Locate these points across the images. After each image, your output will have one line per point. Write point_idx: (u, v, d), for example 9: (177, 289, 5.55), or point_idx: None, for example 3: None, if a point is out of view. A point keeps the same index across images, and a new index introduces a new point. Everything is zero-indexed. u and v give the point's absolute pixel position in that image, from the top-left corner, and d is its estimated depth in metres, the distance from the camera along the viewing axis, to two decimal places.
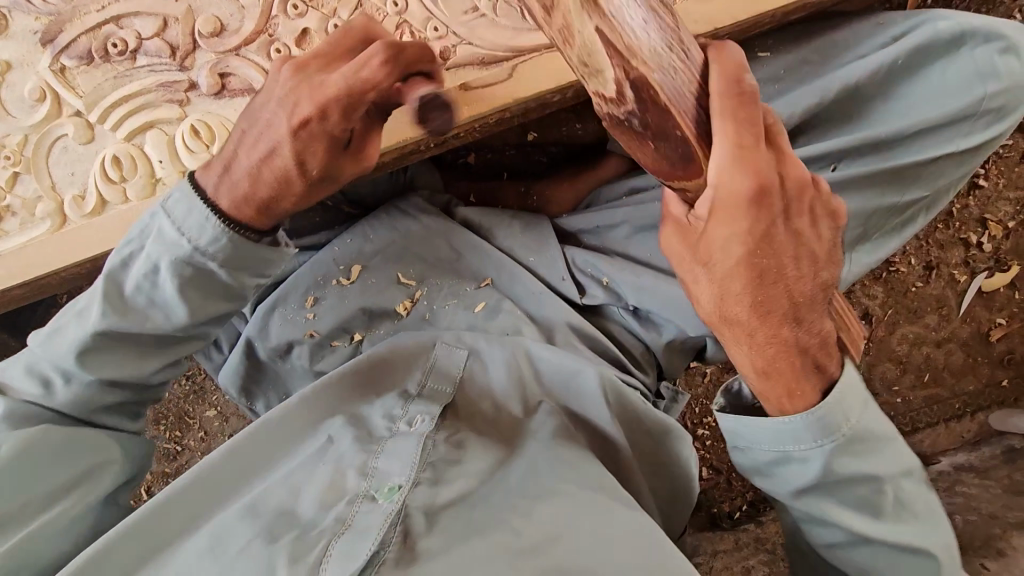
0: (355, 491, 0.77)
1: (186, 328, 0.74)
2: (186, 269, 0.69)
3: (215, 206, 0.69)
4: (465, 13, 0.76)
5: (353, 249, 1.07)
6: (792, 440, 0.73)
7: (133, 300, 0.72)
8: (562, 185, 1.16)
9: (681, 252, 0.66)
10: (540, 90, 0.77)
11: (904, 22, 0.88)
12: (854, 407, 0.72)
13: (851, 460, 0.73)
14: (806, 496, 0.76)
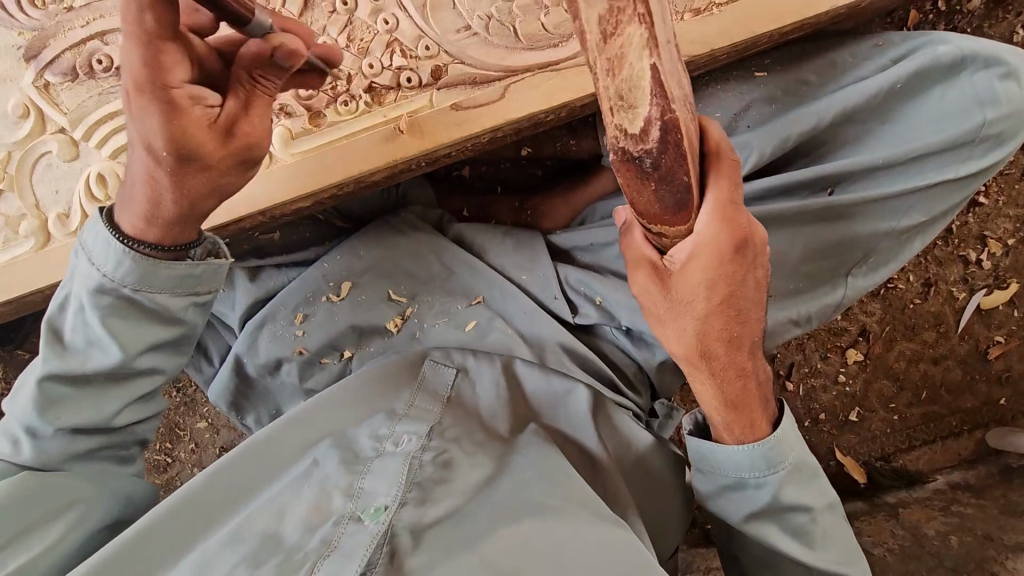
0: (341, 512, 0.74)
1: (126, 363, 0.71)
2: (108, 298, 0.69)
3: (121, 233, 0.68)
4: (457, 32, 0.75)
5: (344, 264, 1.06)
6: (744, 468, 0.74)
7: (71, 342, 0.71)
8: (557, 199, 1.14)
9: (654, 291, 0.67)
10: (532, 110, 0.76)
11: (904, 45, 0.88)
12: (793, 442, 0.76)
13: (794, 490, 0.76)
14: (754, 521, 0.77)
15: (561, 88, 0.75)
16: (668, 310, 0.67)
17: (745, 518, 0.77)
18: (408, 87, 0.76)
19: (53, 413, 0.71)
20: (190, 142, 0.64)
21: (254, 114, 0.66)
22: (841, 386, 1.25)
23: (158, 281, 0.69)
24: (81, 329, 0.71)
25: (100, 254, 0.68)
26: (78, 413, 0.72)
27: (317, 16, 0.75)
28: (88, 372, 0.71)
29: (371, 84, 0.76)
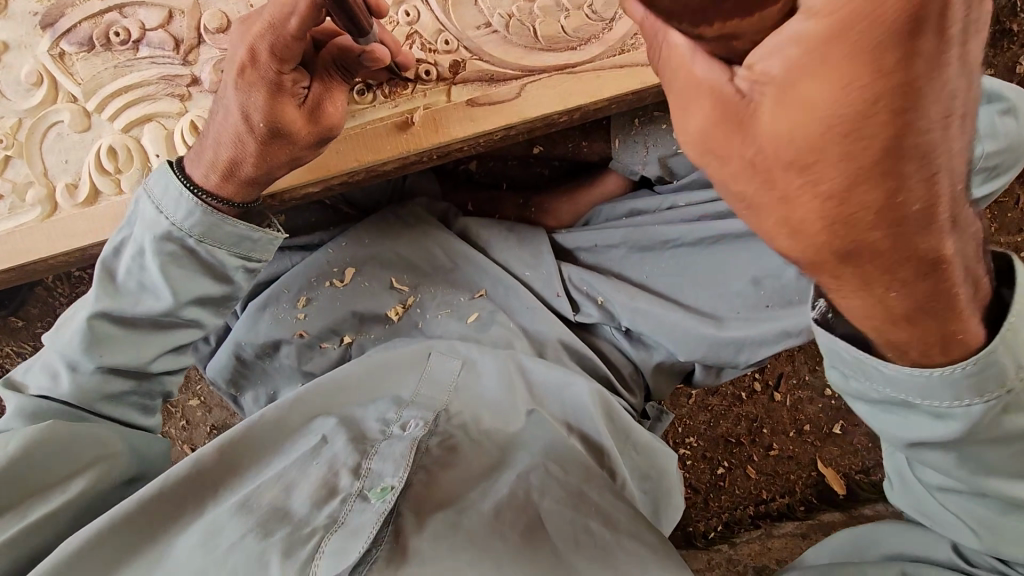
0: (348, 490, 0.75)
1: (173, 313, 0.74)
2: (170, 246, 0.70)
3: (190, 181, 0.70)
4: (477, 28, 0.75)
5: (348, 251, 1.06)
6: (926, 394, 0.54)
7: (125, 284, 0.73)
8: (561, 198, 1.15)
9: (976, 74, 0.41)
10: (547, 112, 0.76)
11: None
12: (1022, 341, 0.52)
13: (1000, 416, 0.55)
14: (919, 446, 0.60)
15: (576, 91, 0.76)
16: (856, 141, 0.35)
17: (913, 443, 0.59)
18: (426, 79, 0.76)
19: (99, 350, 0.73)
20: (285, 119, 0.66)
21: (335, 98, 0.70)
22: (828, 399, 1.28)
23: (219, 235, 0.71)
24: (140, 276, 0.72)
25: (172, 202, 0.70)
26: (124, 356, 0.75)
27: None
28: (135, 315, 0.73)
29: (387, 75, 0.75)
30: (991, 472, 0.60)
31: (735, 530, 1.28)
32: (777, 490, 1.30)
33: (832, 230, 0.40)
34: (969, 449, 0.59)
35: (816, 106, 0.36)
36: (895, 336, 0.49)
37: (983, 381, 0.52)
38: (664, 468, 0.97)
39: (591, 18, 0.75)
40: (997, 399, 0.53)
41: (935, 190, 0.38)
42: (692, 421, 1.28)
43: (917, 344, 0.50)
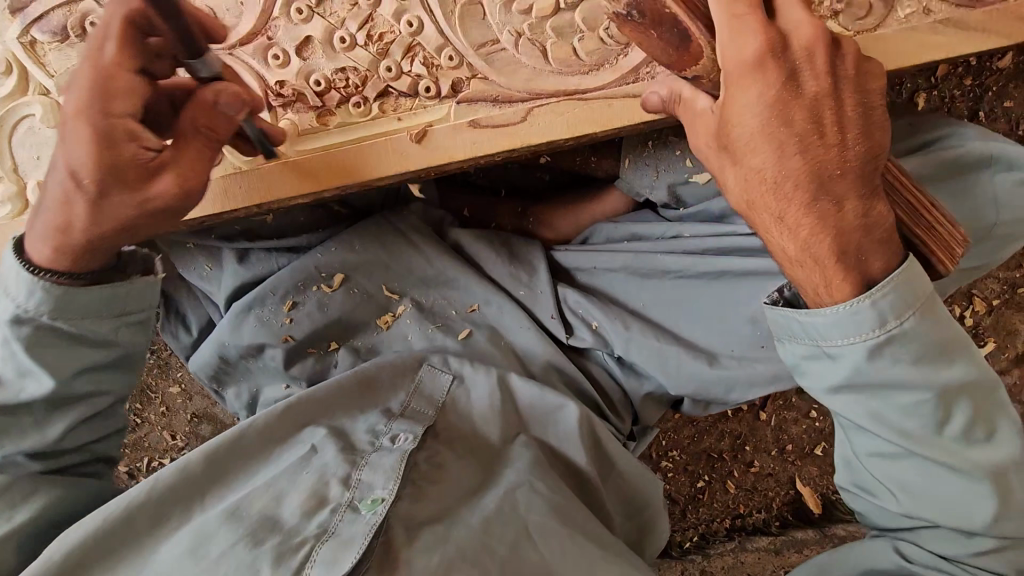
0: (338, 500, 0.75)
1: (64, 389, 0.71)
2: (25, 329, 0.68)
3: (29, 262, 0.67)
4: (484, 46, 0.70)
5: (338, 256, 1.03)
6: (837, 333, 0.66)
7: (3, 374, 0.70)
8: (561, 210, 1.12)
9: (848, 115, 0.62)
10: (551, 139, 0.72)
11: (931, 131, 0.90)
12: (909, 300, 0.65)
13: (902, 364, 0.66)
14: (840, 394, 0.70)
15: (584, 119, 0.71)
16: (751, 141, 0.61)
17: (833, 388, 0.70)
18: (427, 96, 0.72)
19: (2, 440, 0.71)
20: (105, 162, 0.62)
21: (187, 153, 0.65)
22: (813, 421, 1.28)
23: (88, 300, 0.68)
24: (12, 363, 0.69)
25: (15, 283, 0.67)
26: (26, 442, 0.72)
27: (334, 7, 0.70)
28: (24, 401, 0.71)
29: (386, 88, 0.71)
30: (894, 424, 0.70)
31: (710, 540, 1.31)
32: (754, 506, 1.32)
33: (778, 177, 0.62)
34: (872, 392, 0.69)
35: (750, 111, 0.60)
36: (817, 277, 0.66)
37: (865, 323, 0.65)
38: (649, 494, 0.97)
39: (606, 42, 0.70)
40: (891, 337, 0.65)
41: (784, 177, 0.62)
42: (676, 436, 1.28)
43: (838, 268, 0.65)
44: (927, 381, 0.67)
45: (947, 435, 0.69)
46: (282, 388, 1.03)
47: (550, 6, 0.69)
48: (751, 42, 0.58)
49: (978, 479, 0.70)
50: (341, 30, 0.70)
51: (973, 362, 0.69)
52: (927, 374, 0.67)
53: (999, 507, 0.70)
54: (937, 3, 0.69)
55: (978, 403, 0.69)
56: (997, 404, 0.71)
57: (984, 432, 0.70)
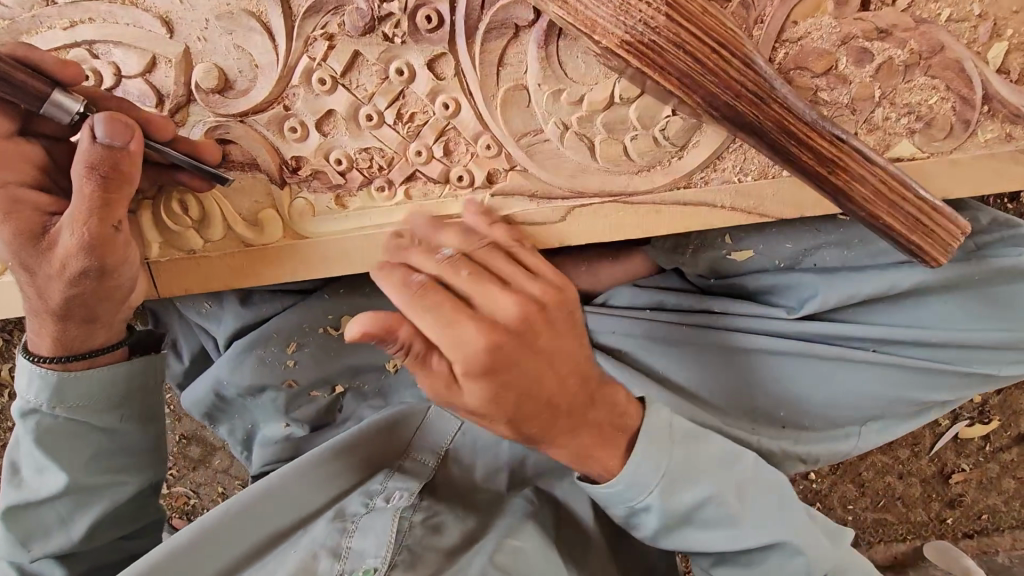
0: (327, 574, 0.71)
1: (81, 479, 0.72)
2: (46, 422, 0.71)
3: (41, 358, 0.70)
4: (527, 135, 0.63)
5: (346, 301, 0.96)
6: (630, 497, 0.66)
7: (27, 472, 0.72)
8: (579, 267, 1.00)
9: (541, 358, 0.56)
10: (589, 241, 0.67)
11: (997, 232, 0.83)
12: (666, 449, 0.67)
13: (682, 495, 0.67)
14: (664, 534, 0.70)
15: (628, 222, 0.66)
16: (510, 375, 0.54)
17: (654, 530, 0.69)
18: (458, 184, 0.65)
19: (27, 539, 0.71)
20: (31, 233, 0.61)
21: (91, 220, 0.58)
22: (809, 482, 1.26)
23: (99, 391, 0.71)
24: (29, 460, 0.71)
25: (22, 381, 0.71)
26: (46, 545, 0.71)
27: (362, 80, 0.62)
28: (43, 499, 0.71)
29: (414, 172, 0.65)
30: (700, 535, 0.69)
31: None
32: None
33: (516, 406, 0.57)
34: (682, 524, 0.69)
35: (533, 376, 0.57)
36: (588, 458, 0.65)
37: (649, 466, 0.66)
38: (652, 561, 0.91)
39: (661, 143, 0.63)
40: (662, 486, 0.66)
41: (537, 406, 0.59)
42: None
43: (607, 452, 0.65)
44: (710, 491, 0.68)
45: (747, 525, 0.69)
46: (282, 427, 0.98)
47: (604, 99, 0.61)
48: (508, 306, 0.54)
49: (802, 554, 0.69)
50: (368, 106, 0.62)
51: (724, 447, 0.70)
52: (702, 489, 0.67)
53: (810, 562, 0.70)
54: (1019, 131, 0.63)
55: (747, 484, 0.70)
56: (765, 472, 0.72)
57: (772, 505, 0.70)
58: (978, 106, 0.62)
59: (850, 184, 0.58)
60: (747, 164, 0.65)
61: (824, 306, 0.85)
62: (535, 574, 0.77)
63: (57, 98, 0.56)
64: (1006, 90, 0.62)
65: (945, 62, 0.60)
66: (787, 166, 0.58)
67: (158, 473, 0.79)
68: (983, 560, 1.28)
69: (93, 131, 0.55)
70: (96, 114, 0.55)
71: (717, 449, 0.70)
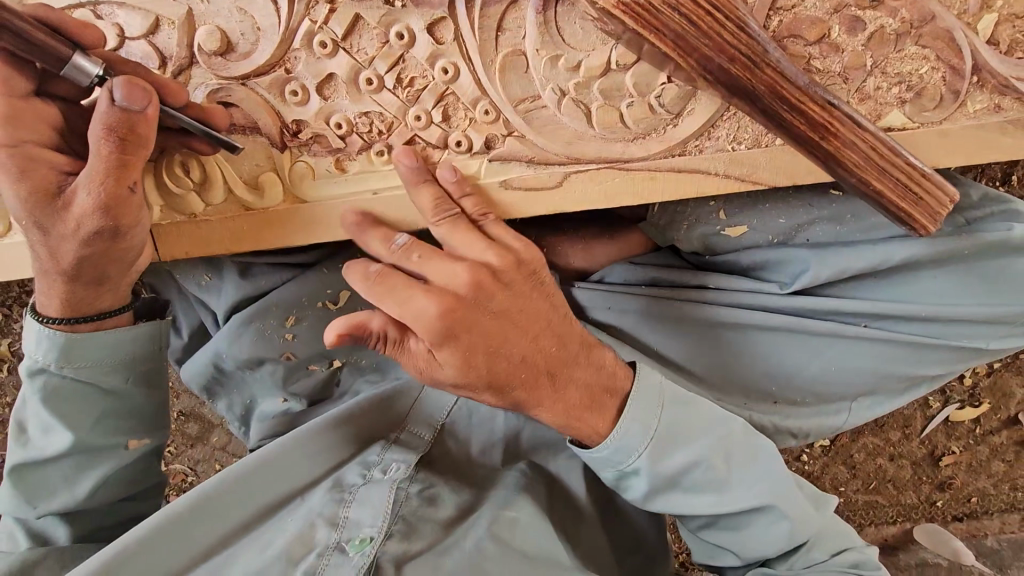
0: (325, 542, 0.72)
1: (88, 438, 0.73)
2: (53, 382, 0.72)
3: (47, 319, 0.71)
4: (525, 100, 0.64)
5: (343, 274, 0.97)
6: (621, 457, 0.68)
7: (33, 429, 0.73)
8: (576, 244, 1.01)
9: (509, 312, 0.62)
10: (584, 208, 0.68)
11: (985, 208, 0.84)
12: (653, 411, 0.69)
13: (672, 457, 0.69)
14: (654, 499, 0.71)
15: (623, 189, 0.67)
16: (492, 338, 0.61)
17: (644, 495, 0.70)
18: (455, 149, 0.66)
19: (36, 495, 0.73)
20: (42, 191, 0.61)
21: (109, 182, 0.59)
22: (801, 463, 1.28)
23: (105, 353, 0.73)
24: (35, 418, 0.72)
25: (29, 341, 0.71)
26: (52, 501, 0.73)
27: (363, 44, 0.63)
28: (51, 457, 0.73)
29: (413, 137, 0.66)
30: (691, 500, 0.70)
31: (687, 567, 1.34)
32: None
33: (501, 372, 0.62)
34: (673, 488, 0.70)
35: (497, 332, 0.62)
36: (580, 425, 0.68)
37: (638, 426, 0.68)
38: (641, 532, 0.92)
39: (656, 110, 0.64)
40: (650, 448, 0.68)
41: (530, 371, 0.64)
42: None
43: (598, 415, 0.68)
44: (699, 455, 0.69)
45: (734, 488, 0.70)
46: (280, 401, 0.99)
47: (601, 65, 0.62)
48: (460, 272, 0.60)
49: (786, 522, 0.70)
50: (368, 70, 0.63)
51: (718, 414, 0.72)
52: (690, 451, 0.69)
53: (793, 529, 0.70)
54: (1007, 102, 0.65)
55: (733, 447, 0.71)
56: (755, 440, 0.73)
57: (758, 470, 0.71)
58: (967, 76, 0.63)
59: (841, 150, 0.59)
60: (741, 132, 0.66)
61: (815, 280, 0.86)
62: (529, 543, 0.78)
63: (79, 60, 0.56)
64: (995, 60, 0.63)
65: (935, 32, 0.62)
66: (779, 132, 0.59)
67: (161, 438, 0.80)
68: (972, 543, 1.30)
69: (111, 94, 0.55)
70: (115, 77, 0.55)
71: (710, 415, 0.71)
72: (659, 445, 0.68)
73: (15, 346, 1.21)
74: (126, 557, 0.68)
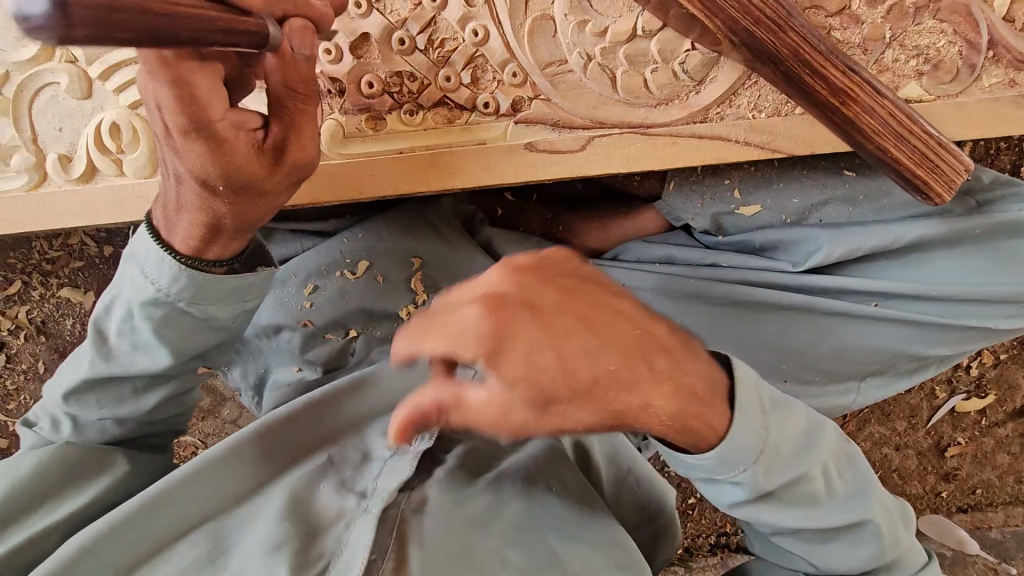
0: (353, 506, 0.72)
1: (169, 367, 0.72)
2: (158, 311, 0.67)
3: (168, 245, 0.66)
4: (553, 65, 0.66)
5: (364, 243, 0.99)
6: (722, 468, 0.60)
7: (116, 345, 0.71)
8: (592, 223, 1.04)
9: (577, 328, 0.51)
10: (607, 172, 0.69)
11: (994, 188, 0.86)
12: (761, 421, 0.60)
13: (782, 471, 0.62)
14: (741, 508, 0.64)
15: (646, 154, 0.69)
16: (583, 326, 0.52)
17: (734, 503, 0.63)
18: (484, 111, 0.68)
19: (99, 402, 0.73)
20: (217, 158, 0.57)
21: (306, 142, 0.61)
22: None
23: (221, 291, 0.68)
24: (122, 332, 0.70)
25: (156, 267, 0.66)
26: (121, 409, 0.74)
27: (397, 6, 0.65)
28: (132, 374, 0.72)
29: (442, 98, 0.68)
30: (782, 518, 0.64)
31: (693, 555, 1.34)
32: (739, 526, 1.34)
33: (610, 369, 0.51)
34: (770, 500, 0.63)
35: (592, 357, 0.51)
36: (701, 435, 0.57)
37: (751, 442, 0.59)
38: (661, 504, 0.92)
39: (679, 76, 0.67)
40: (760, 461, 0.60)
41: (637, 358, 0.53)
42: None
43: (711, 417, 0.57)
44: (805, 470, 0.63)
45: (829, 506, 0.65)
46: (294, 370, 0.98)
47: (627, 30, 0.65)
48: (496, 278, 0.52)
49: (874, 542, 0.67)
50: (401, 31, 0.65)
51: (825, 428, 0.65)
52: (800, 465, 0.63)
53: (878, 553, 0.67)
54: (1022, 76, 0.67)
55: (833, 463, 0.67)
56: (850, 449, 0.69)
57: (852, 485, 0.67)
58: (983, 50, 0.65)
59: (860, 116, 0.61)
60: (761, 101, 0.68)
61: (827, 258, 0.85)
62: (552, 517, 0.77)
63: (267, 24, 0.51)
64: (1009, 35, 0.65)
65: (953, 6, 0.64)
66: (799, 95, 0.62)
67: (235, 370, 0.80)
68: (976, 535, 1.30)
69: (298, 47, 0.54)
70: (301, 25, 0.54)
71: (819, 429, 0.65)
72: (773, 460, 0.61)
73: (33, 315, 1.23)
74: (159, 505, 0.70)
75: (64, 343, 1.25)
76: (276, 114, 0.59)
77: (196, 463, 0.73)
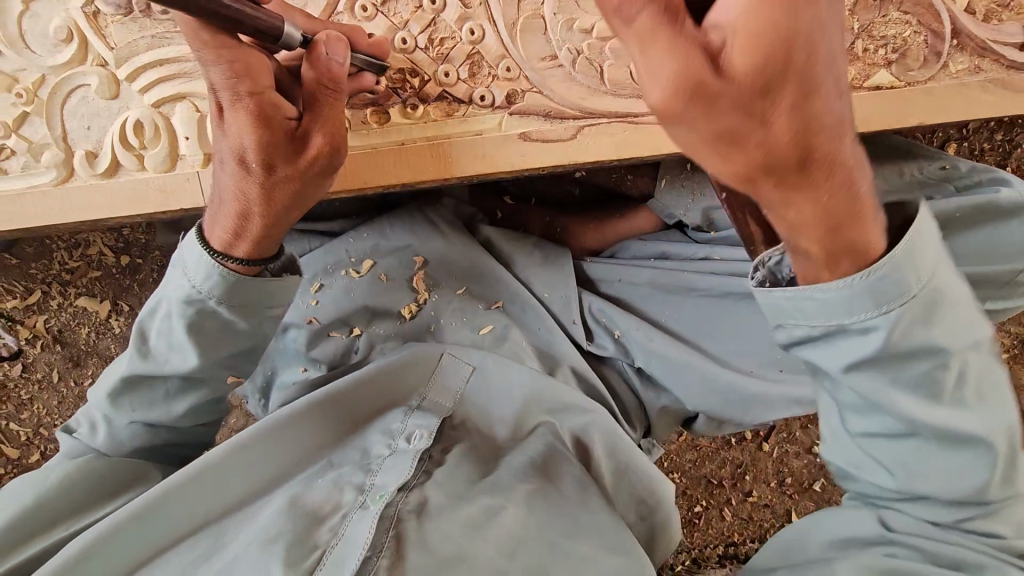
0: (350, 503, 0.73)
1: (198, 372, 0.75)
2: (193, 310, 0.72)
3: (209, 245, 0.70)
4: (543, 60, 0.71)
5: (368, 244, 1.04)
6: (848, 310, 0.55)
7: (154, 345, 0.75)
8: (588, 225, 1.08)
9: (806, 74, 0.43)
10: (598, 158, 0.73)
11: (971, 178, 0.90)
12: (925, 262, 0.54)
13: (919, 329, 0.56)
14: (853, 372, 0.58)
15: (634, 141, 0.73)
16: (805, 74, 0.43)
17: (847, 367, 0.58)
18: (480, 103, 0.72)
19: (132, 406, 0.78)
20: (251, 141, 0.64)
21: (327, 128, 0.66)
22: (812, 455, 1.30)
23: (256, 294, 0.72)
24: (159, 334, 0.75)
25: (195, 267, 0.70)
26: (152, 412, 0.78)
27: (399, 9, 0.70)
28: (166, 375, 0.76)
29: (442, 93, 0.72)
30: (900, 398, 0.59)
31: (701, 565, 1.31)
32: (747, 535, 1.32)
33: (799, 141, 0.45)
34: (882, 369, 0.58)
35: (802, 113, 0.44)
36: (840, 245, 0.53)
37: (899, 289, 0.54)
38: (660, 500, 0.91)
39: None
40: (901, 312, 0.54)
41: (828, 142, 0.46)
42: (678, 459, 1.29)
43: (841, 240, 0.52)
44: (946, 343, 0.57)
45: (947, 395, 0.59)
46: (301, 371, 1.00)
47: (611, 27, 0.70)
48: None
49: (988, 449, 0.60)
50: (403, 30, 0.71)
51: (972, 317, 0.58)
52: (935, 336, 0.56)
53: (989, 481, 0.61)
54: (986, 63, 0.71)
55: (970, 370, 0.59)
56: (991, 362, 0.61)
57: (981, 403, 0.60)
58: (947, 39, 0.70)
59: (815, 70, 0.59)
60: None
61: None
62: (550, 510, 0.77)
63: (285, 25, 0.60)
64: (972, 25, 0.70)
65: None
66: None
67: None
68: None
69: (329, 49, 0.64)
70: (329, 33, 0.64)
71: (970, 312, 0.58)
72: (932, 321, 0.56)
73: (50, 324, 1.27)
74: (169, 499, 0.72)
75: (79, 351, 1.29)
76: (309, 107, 0.66)
77: (200, 464, 0.74)
